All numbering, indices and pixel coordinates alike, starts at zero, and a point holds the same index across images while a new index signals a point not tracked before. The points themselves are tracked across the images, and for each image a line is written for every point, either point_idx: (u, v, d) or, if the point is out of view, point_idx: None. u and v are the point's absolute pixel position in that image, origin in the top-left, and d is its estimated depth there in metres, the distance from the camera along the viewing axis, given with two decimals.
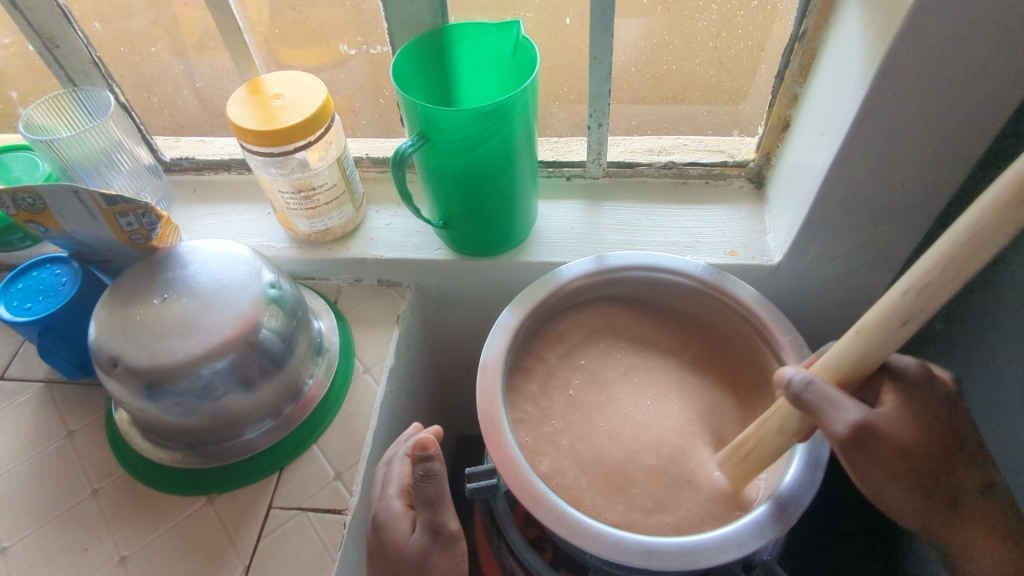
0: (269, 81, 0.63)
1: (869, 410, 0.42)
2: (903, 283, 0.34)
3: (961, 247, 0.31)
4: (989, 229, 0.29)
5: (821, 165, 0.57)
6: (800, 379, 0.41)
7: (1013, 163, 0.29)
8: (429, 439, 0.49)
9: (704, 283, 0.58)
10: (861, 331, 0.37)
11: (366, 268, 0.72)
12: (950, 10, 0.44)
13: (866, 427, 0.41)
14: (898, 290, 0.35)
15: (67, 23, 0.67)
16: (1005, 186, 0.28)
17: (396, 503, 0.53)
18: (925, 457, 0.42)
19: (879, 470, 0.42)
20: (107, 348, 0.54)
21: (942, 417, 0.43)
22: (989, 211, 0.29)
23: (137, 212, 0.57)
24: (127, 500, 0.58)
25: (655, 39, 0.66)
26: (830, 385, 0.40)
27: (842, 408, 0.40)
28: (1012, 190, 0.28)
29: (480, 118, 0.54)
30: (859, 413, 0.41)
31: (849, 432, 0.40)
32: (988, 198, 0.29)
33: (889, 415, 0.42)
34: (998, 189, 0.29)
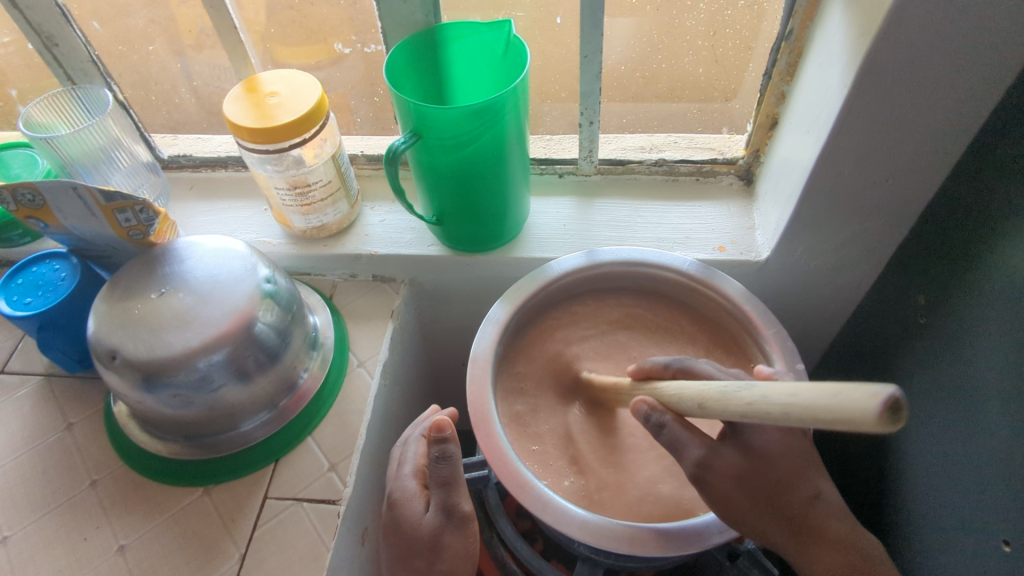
0: (264, 79, 0.64)
1: (711, 445, 0.46)
2: (766, 390, 0.34)
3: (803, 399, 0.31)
4: (819, 402, 0.30)
5: (806, 162, 0.58)
6: (654, 417, 0.45)
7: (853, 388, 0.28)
8: (444, 420, 0.51)
9: (692, 278, 0.59)
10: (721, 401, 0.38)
11: (360, 264, 0.73)
12: (928, 10, 0.45)
13: (706, 463, 0.45)
14: (766, 396, 0.33)
15: (66, 22, 0.68)
16: (836, 397, 0.29)
17: (412, 482, 0.55)
18: (753, 486, 0.45)
19: (737, 500, 0.45)
20: (106, 341, 0.55)
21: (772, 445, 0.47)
22: (829, 396, 0.29)
23: (135, 208, 0.58)
24: (125, 490, 0.59)
25: (646, 38, 0.67)
26: (674, 421, 0.45)
27: (687, 445, 0.45)
28: (848, 416, 0.28)
29: (470, 116, 0.55)
30: (700, 449, 0.45)
31: (692, 469, 0.45)
32: (829, 397, 0.29)
33: (725, 454, 0.46)
34: (832, 403, 0.29)
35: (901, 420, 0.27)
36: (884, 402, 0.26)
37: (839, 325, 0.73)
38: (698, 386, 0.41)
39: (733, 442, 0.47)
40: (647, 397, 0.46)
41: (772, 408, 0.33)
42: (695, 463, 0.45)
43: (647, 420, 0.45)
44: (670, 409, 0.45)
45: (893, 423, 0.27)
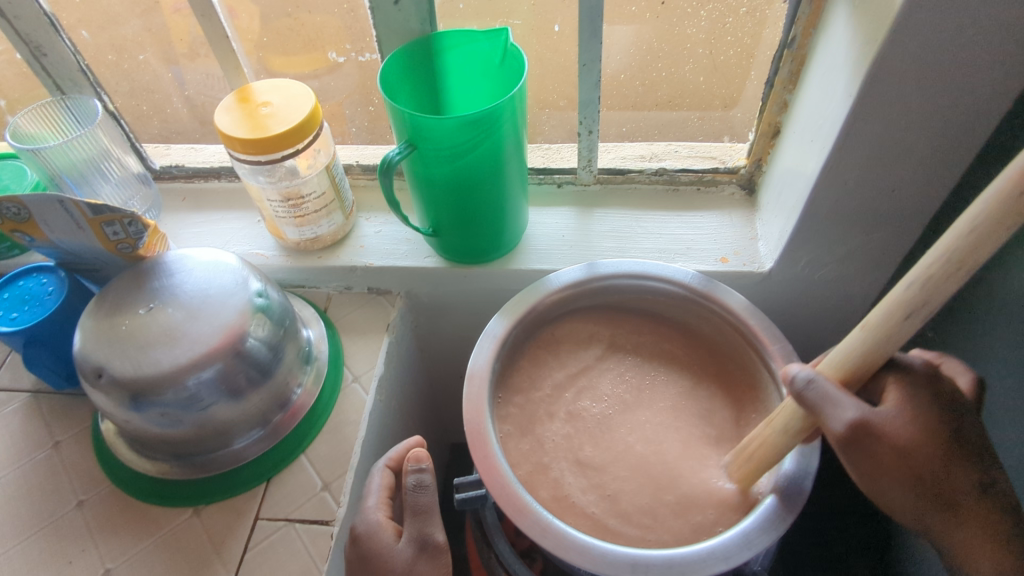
0: (258, 88, 0.62)
1: (871, 407, 0.41)
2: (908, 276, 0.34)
3: (962, 241, 0.30)
4: (984, 233, 0.29)
5: (810, 172, 0.57)
6: (802, 377, 0.41)
7: (1011, 164, 0.28)
8: (423, 452, 0.53)
9: (694, 293, 0.58)
10: (864, 339, 0.37)
11: (355, 276, 0.72)
12: (936, 18, 0.43)
13: (864, 424, 0.40)
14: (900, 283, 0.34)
15: (55, 31, 0.67)
16: (997, 187, 0.28)
17: (376, 517, 0.53)
18: (910, 453, 0.41)
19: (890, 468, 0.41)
20: (92, 358, 0.53)
21: (942, 421, 0.42)
22: (984, 211, 0.29)
23: (123, 221, 0.57)
24: (113, 512, 0.58)
25: (645, 46, 0.66)
26: (828, 379, 0.40)
27: (841, 405, 0.40)
28: (1017, 173, 0.28)
29: (467, 126, 0.54)
30: (856, 410, 0.40)
31: (846, 430, 0.40)
32: (989, 194, 0.29)
33: (887, 416, 0.41)
34: (990, 201, 0.29)
35: None
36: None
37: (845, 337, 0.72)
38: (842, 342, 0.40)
39: (900, 403, 0.42)
40: (792, 368, 0.43)
41: (923, 268, 0.32)
42: (849, 425, 0.40)
43: (792, 384, 0.41)
44: (824, 367, 0.41)
45: None
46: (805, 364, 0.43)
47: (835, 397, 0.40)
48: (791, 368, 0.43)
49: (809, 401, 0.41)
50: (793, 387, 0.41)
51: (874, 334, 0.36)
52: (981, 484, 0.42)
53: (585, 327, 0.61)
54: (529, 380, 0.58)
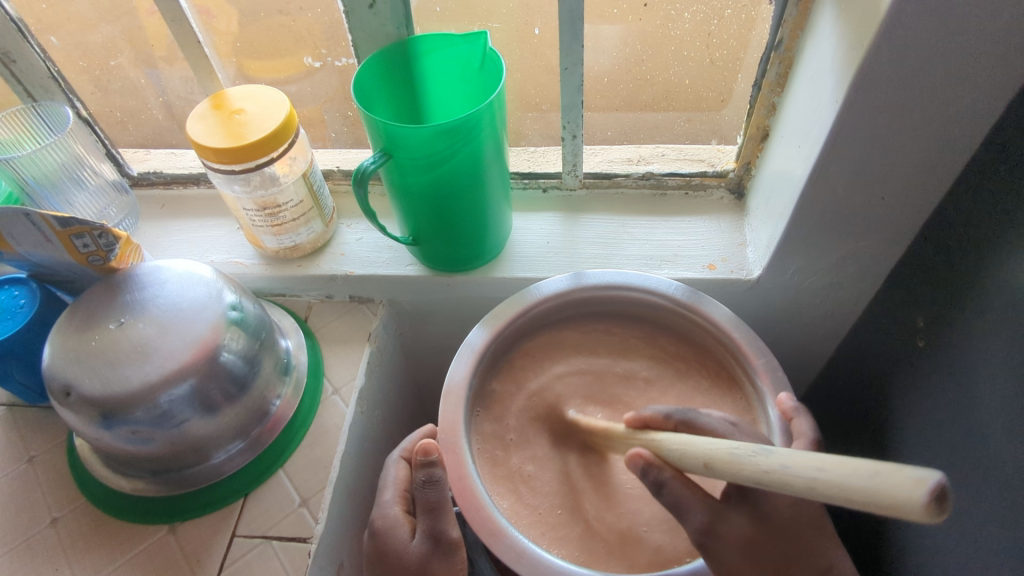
0: (232, 95, 0.61)
1: (717, 508, 0.43)
2: (787, 457, 0.31)
3: (839, 473, 0.28)
4: (852, 480, 0.27)
5: (797, 178, 0.56)
6: (652, 475, 0.43)
7: (893, 471, 0.26)
8: (433, 443, 0.47)
9: (679, 303, 0.57)
10: (727, 468, 0.35)
11: (336, 285, 0.70)
12: (922, 25, 0.42)
13: (709, 531, 0.43)
14: (785, 465, 0.31)
15: (23, 37, 0.65)
16: (873, 492, 0.26)
17: (392, 511, 0.51)
18: (767, 553, 0.43)
19: (740, 572, 0.42)
20: (60, 375, 0.52)
21: (783, 517, 0.44)
22: (869, 471, 0.27)
23: (93, 232, 0.55)
24: (87, 529, 0.57)
25: (629, 48, 0.64)
26: (674, 478, 0.43)
27: (694, 510, 0.42)
28: (888, 503, 0.26)
29: (443, 135, 0.52)
30: (705, 513, 0.43)
31: (697, 535, 0.43)
32: (864, 478, 0.27)
33: (731, 518, 0.43)
34: (866, 487, 0.27)
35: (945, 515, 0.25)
36: (930, 491, 0.25)
37: (836, 343, 0.70)
38: (700, 444, 0.39)
39: (744, 509, 0.44)
40: (643, 451, 0.43)
41: (793, 478, 0.30)
42: (699, 531, 0.43)
43: (646, 476, 0.43)
44: (669, 465, 0.43)
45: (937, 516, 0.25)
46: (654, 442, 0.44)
47: (686, 498, 0.43)
48: (639, 453, 0.43)
49: (664, 497, 0.43)
50: (651, 478, 0.43)
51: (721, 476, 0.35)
52: (825, 571, 0.44)
53: (566, 337, 0.60)
54: (514, 387, 0.57)
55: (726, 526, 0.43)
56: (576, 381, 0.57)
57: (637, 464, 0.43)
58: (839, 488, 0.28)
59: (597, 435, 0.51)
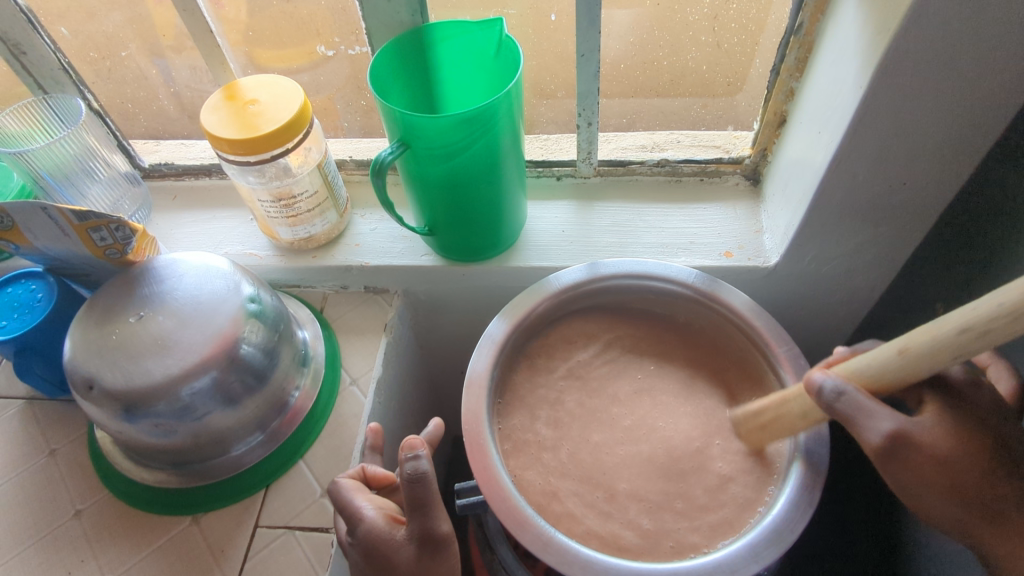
0: (245, 85, 0.60)
1: (901, 420, 0.42)
2: (984, 298, 0.32)
3: None
4: None
5: (818, 164, 0.55)
6: (831, 387, 0.41)
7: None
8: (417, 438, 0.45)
9: (697, 292, 0.57)
10: (926, 342, 0.35)
11: (351, 276, 0.70)
12: (951, 9, 0.41)
13: (900, 435, 0.41)
14: (985, 301, 0.31)
15: (33, 29, 0.65)
16: None
17: (370, 509, 0.48)
18: (960, 457, 0.41)
19: (934, 479, 0.41)
20: (82, 369, 0.52)
21: (986, 409, 0.43)
22: None
23: (110, 225, 0.55)
24: (111, 521, 0.57)
25: (645, 33, 0.64)
26: (859, 391, 0.40)
27: (875, 416, 0.40)
28: None
29: (462, 124, 0.52)
30: (892, 422, 0.41)
31: (884, 441, 0.40)
32: None
33: (922, 425, 0.42)
34: None
35: None
36: None
37: (852, 329, 0.70)
38: (883, 351, 0.38)
39: (935, 413, 0.43)
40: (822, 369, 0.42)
41: (994, 307, 0.31)
42: (886, 436, 0.40)
43: (822, 392, 0.41)
44: (854, 379, 0.40)
45: None
46: (836, 367, 0.42)
47: (870, 408, 0.40)
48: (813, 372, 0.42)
49: (842, 408, 0.40)
50: (824, 400, 0.41)
51: (926, 354, 0.35)
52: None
53: (585, 326, 0.60)
54: (550, 358, 0.58)
55: (921, 435, 0.42)
56: (597, 370, 0.58)
57: (812, 384, 0.42)
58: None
59: (763, 415, 0.48)
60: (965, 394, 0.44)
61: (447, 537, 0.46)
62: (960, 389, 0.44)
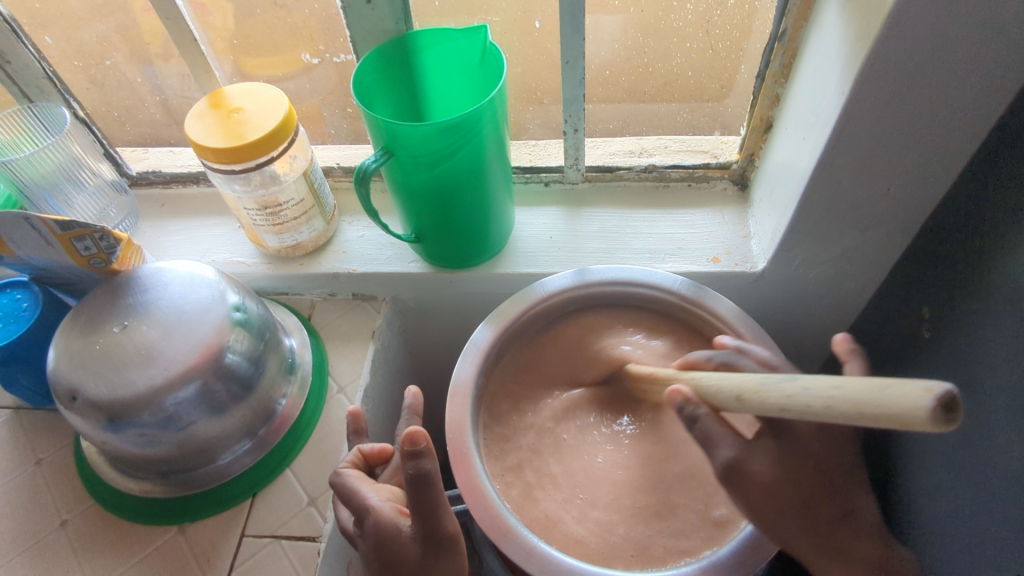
0: (230, 94, 0.60)
1: (745, 448, 0.43)
2: (808, 384, 0.34)
3: (855, 391, 0.31)
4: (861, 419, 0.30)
5: (802, 170, 0.55)
6: (687, 411, 0.43)
7: (903, 383, 0.29)
8: (421, 434, 0.42)
9: (683, 298, 0.57)
10: (755, 400, 0.37)
11: (339, 283, 0.70)
12: (929, 17, 0.41)
13: (735, 466, 0.43)
14: (808, 389, 0.34)
15: (17, 38, 0.65)
16: (883, 407, 0.29)
17: (377, 502, 0.48)
18: (791, 493, 0.43)
19: (765, 507, 0.43)
20: (66, 379, 0.52)
21: (822, 451, 0.44)
22: (881, 393, 0.29)
23: (94, 235, 0.55)
24: (96, 531, 0.57)
25: (631, 40, 0.64)
26: (709, 414, 0.43)
27: (719, 443, 0.43)
28: (898, 417, 0.28)
29: (444, 132, 0.52)
30: (732, 449, 0.43)
31: (721, 470, 0.43)
32: (879, 391, 0.30)
33: (760, 453, 0.43)
34: (878, 403, 0.29)
35: (951, 425, 0.27)
36: (938, 401, 0.27)
37: (840, 333, 0.70)
38: (736, 377, 0.40)
39: (769, 444, 0.44)
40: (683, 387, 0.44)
41: (812, 400, 0.33)
42: (724, 465, 0.43)
43: (681, 411, 0.44)
44: (706, 401, 0.43)
45: (944, 426, 0.27)
46: (691, 381, 0.45)
47: (716, 432, 0.43)
48: (673, 390, 0.45)
49: (694, 432, 0.43)
50: (683, 415, 0.44)
51: (753, 411, 0.38)
52: (844, 512, 0.44)
53: (572, 332, 0.60)
54: (537, 364, 0.58)
55: (755, 465, 0.43)
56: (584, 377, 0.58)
57: (673, 402, 0.44)
58: (846, 413, 0.31)
59: (648, 386, 0.51)
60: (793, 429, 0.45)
61: (452, 535, 0.45)
62: (790, 423, 0.45)
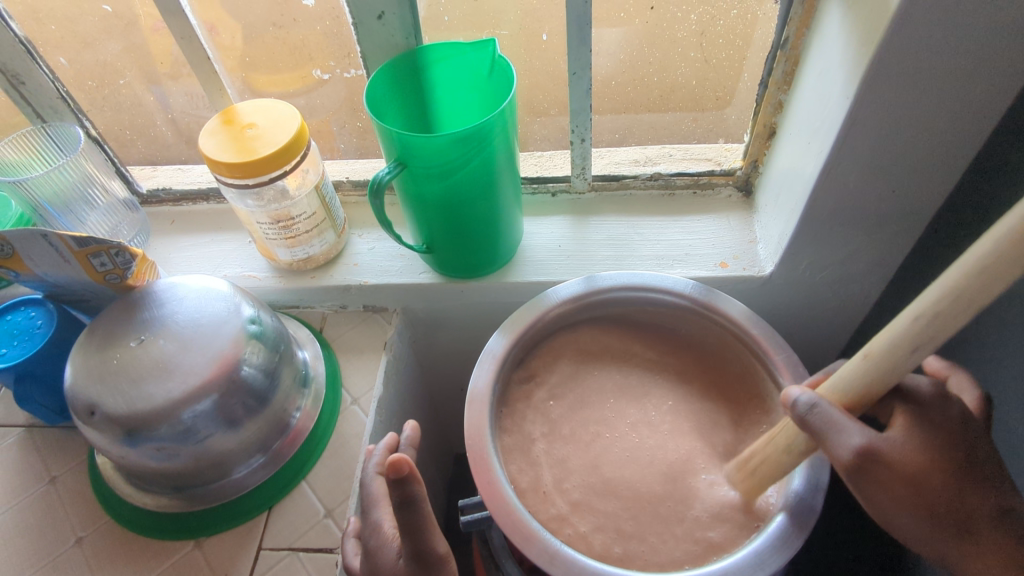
0: (242, 110, 0.61)
1: (875, 434, 0.40)
2: (913, 307, 0.33)
3: (959, 277, 0.30)
4: (986, 278, 0.28)
5: (808, 175, 0.56)
6: (806, 399, 0.41)
7: (1001, 219, 0.28)
8: (405, 463, 0.40)
9: (694, 302, 0.58)
10: (885, 343, 0.35)
11: (350, 295, 0.71)
12: (932, 21, 0.42)
13: (868, 452, 0.39)
14: (918, 314, 0.32)
15: (32, 59, 0.66)
16: (994, 241, 0.28)
17: (386, 526, 0.48)
18: (924, 480, 0.40)
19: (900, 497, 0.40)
20: (83, 394, 0.52)
21: (952, 436, 0.40)
22: (980, 256, 0.28)
23: (110, 251, 0.56)
24: (112, 548, 0.57)
25: (635, 51, 0.65)
26: (831, 404, 0.40)
27: (847, 431, 0.39)
28: (1014, 228, 0.27)
29: (457, 143, 0.53)
30: (862, 436, 0.39)
31: (852, 457, 0.39)
32: (989, 255, 0.28)
33: (895, 441, 0.40)
34: (992, 253, 0.28)
35: None
36: None
37: (848, 334, 0.71)
38: (852, 368, 0.38)
39: (905, 429, 0.41)
40: (798, 387, 0.42)
41: (924, 311, 0.32)
42: (855, 451, 0.39)
43: (797, 406, 0.41)
44: (830, 394, 0.40)
45: None
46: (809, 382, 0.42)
47: (839, 419, 0.39)
48: (792, 390, 0.42)
49: (813, 423, 0.40)
50: (798, 412, 0.41)
51: (876, 371, 0.36)
52: (1000, 509, 0.39)
53: (582, 341, 0.61)
54: (550, 374, 0.59)
55: (890, 451, 0.40)
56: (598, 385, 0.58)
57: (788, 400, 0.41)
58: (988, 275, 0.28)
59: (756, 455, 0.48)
60: (933, 414, 0.41)
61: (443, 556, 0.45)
62: (927, 407, 0.41)
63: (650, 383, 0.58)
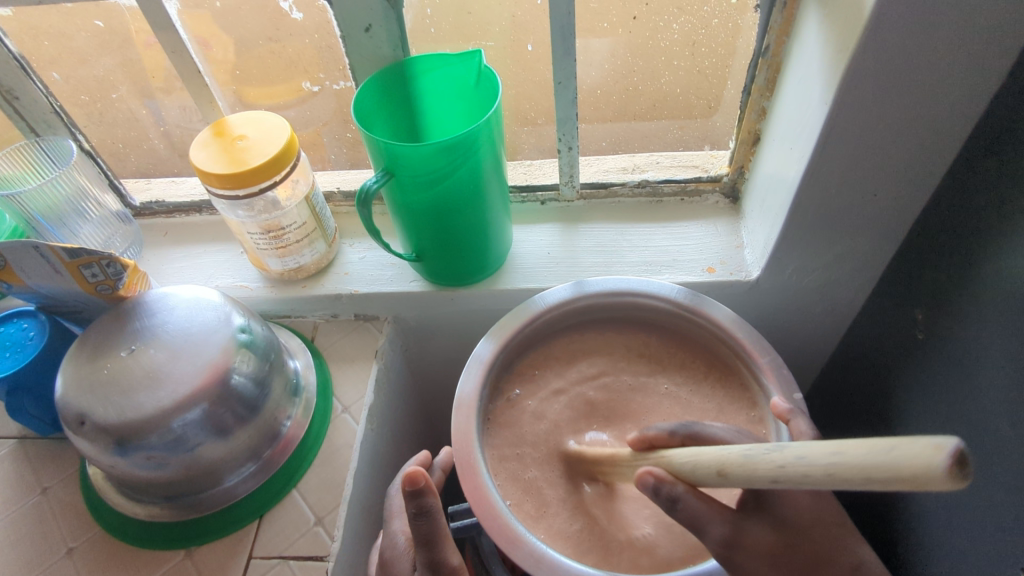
0: (232, 122, 0.62)
1: (735, 521, 0.43)
2: (800, 449, 0.31)
3: (857, 453, 0.27)
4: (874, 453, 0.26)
5: (791, 180, 0.57)
6: (665, 493, 0.41)
7: (906, 440, 0.26)
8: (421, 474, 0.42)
9: (681, 307, 0.58)
10: (742, 473, 0.35)
11: (341, 304, 0.71)
12: (907, 26, 0.43)
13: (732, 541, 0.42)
14: (801, 456, 0.30)
15: (26, 75, 0.67)
16: (890, 480, 0.26)
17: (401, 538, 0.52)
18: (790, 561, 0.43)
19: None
20: (74, 404, 0.52)
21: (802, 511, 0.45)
22: (884, 452, 0.26)
23: (101, 262, 0.56)
24: (102, 558, 0.57)
25: (621, 60, 0.66)
26: (687, 493, 0.42)
27: (710, 521, 0.42)
28: (913, 481, 0.25)
29: (443, 152, 0.53)
30: (726, 526, 0.42)
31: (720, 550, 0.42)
32: (883, 451, 0.26)
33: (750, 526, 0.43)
34: (888, 466, 0.26)
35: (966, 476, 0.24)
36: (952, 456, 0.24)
37: (835, 338, 0.71)
38: (710, 453, 0.39)
39: (760, 514, 0.45)
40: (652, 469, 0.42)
41: (811, 469, 0.29)
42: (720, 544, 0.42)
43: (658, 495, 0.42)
44: (680, 479, 0.42)
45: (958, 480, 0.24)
46: (663, 460, 0.43)
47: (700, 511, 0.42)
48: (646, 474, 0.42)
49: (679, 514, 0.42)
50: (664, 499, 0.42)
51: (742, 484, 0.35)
52: (853, 567, 0.44)
53: (568, 347, 0.61)
54: (537, 380, 0.59)
55: (749, 536, 0.43)
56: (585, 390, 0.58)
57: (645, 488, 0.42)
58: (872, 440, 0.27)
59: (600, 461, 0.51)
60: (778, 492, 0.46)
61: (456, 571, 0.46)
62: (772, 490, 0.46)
63: (637, 386, 0.58)
